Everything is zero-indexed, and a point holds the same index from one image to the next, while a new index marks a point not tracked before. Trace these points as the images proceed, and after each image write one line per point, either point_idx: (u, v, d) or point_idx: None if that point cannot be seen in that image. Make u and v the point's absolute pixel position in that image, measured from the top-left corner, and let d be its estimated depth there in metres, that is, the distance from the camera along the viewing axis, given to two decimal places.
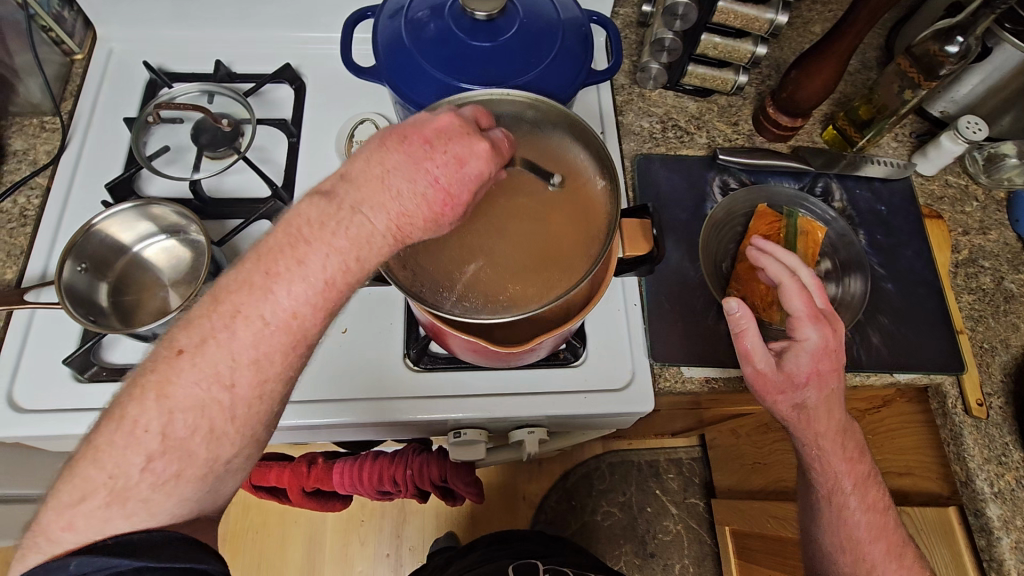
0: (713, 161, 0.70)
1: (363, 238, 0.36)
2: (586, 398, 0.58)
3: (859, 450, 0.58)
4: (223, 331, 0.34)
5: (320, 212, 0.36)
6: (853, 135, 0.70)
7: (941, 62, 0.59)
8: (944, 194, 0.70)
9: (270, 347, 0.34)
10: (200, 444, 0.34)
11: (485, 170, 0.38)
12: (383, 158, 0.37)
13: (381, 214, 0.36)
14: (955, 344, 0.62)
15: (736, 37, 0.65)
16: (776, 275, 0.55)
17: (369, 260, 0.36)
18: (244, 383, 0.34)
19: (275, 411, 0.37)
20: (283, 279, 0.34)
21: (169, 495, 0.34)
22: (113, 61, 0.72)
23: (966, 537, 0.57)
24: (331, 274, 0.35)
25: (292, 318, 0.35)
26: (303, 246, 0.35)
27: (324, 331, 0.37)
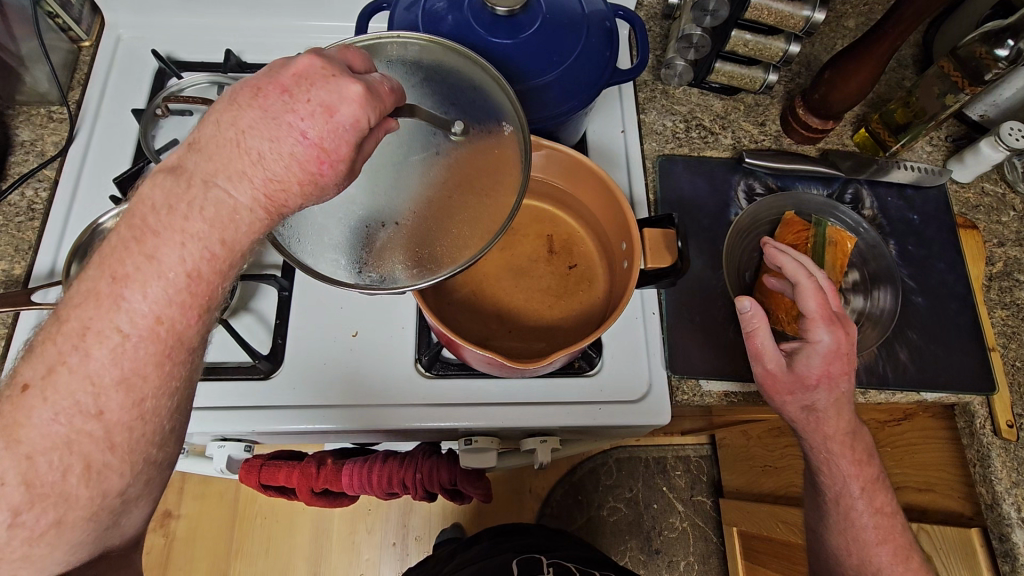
0: (738, 164, 0.67)
1: (224, 216, 0.32)
2: (601, 410, 0.57)
3: (867, 451, 0.56)
4: (72, 355, 0.30)
5: (165, 194, 0.32)
6: (886, 139, 0.66)
7: (988, 66, 0.56)
8: (980, 204, 0.67)
9: (136, 360, 0.31)
10: (75, 484, 0.30)
11: (361, 116, 0.34)
12: (237, 119, 0.32)
13: (244, 186, 0.33)
14: (985, 363, 0.60)
15: (769, 35, 0.61)
16: (793, 273, 0.53)
17: (237, 241, 0.33)
18: (114, 409, 0.31)
19: (169, 429, 0.34)
20: (135, 281, 0.31)
21: (54, 545, 0.31)
22: (121, 49, 0.70)
23: (989, 560, 0.56)
24: (193, 264, 0.32)
25: (158, 324, 0.31)
26: (152, 238, 0.31)
27: (203, 330, 0.34)
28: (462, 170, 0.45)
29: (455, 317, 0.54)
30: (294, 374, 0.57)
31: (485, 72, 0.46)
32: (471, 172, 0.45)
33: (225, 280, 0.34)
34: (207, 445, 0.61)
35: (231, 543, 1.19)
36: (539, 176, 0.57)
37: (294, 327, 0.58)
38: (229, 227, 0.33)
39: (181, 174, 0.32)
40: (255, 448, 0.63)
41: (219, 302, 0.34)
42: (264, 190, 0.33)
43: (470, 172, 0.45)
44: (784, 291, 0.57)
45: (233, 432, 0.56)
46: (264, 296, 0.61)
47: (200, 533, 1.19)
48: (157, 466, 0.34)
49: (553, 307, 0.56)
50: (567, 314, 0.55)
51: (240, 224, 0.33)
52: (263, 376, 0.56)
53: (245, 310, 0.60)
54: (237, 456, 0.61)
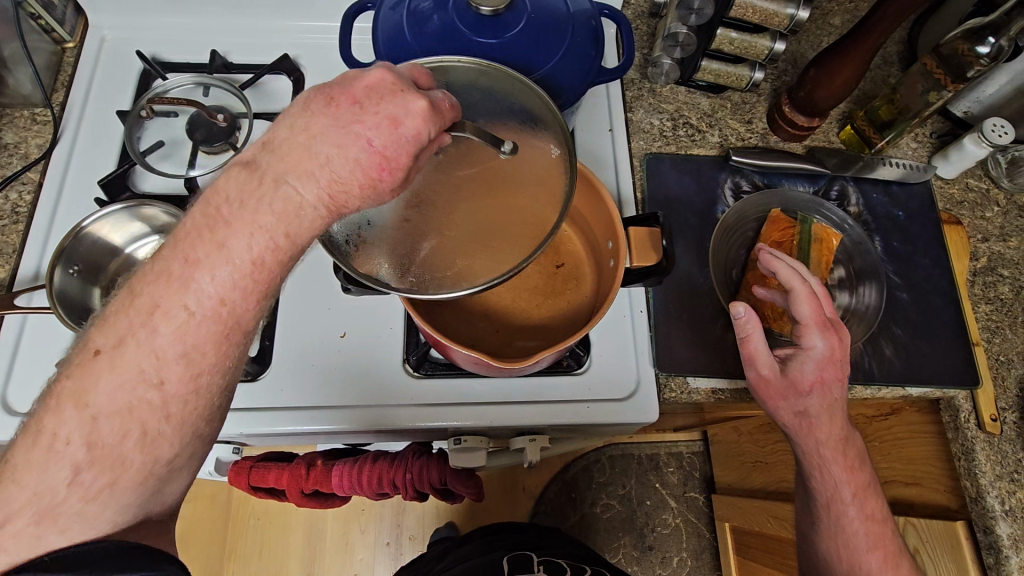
0: (725, 162, 0.67)
1: (291, 211, 0.33)
2: (589, 408, 0.57)
3: (859, 458, 0.57)
4: (141, 328, 0.31)
5: (238, 187, 0.33)
6: (872, 136, 0.67)
7: (970, 63, 0.56)
8: (964, 199, 0.68)
9: (197, 338, 0.32)
10: (131, 448, 0.32)
11: (422, 128, 0.34)
12: (310, 125, 0.33)
13: (310, 185, 0.33)
14: (969, 358, 0.60)
15: (753, 33, 0.62)
16: (787, 280, 0.53)
17: (299, 235, 0.33)
18: (174, 379, 0.32)
19: (218, 404, 0.35)
20: (204, 265, 0.32)
21: (106, 506, 0.32)
22: (105, 49, 0.70)
23: (974, 552, 0.56)
24: (259, 253, 0.32)
25: (220, 306, 0.32)
26: (223, 228, 0.32)
27: (260, 320, 0.34)
28: (507, 189, 0.47)
29: (442, 318, 0.54)
30: (281, 375, 0.57)
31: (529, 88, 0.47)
32: (490, 176, 0.47)
33: (284, 274, 0.34)
34: None
35: (226, 545, 1.19)
36: None
37: (281, 328, 0.58)
38: (292, 219, 0.33)
39: (256, 172, 0.33)
40: (244, 449, 0.62)
41: (277, 291, 0.35)
42: (329, 190, 0.34)
43: (488, 175, 0.47)
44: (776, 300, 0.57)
45: (223, 433, 0.56)
46: None
47: (194, 534, 1.18)
48: (203, 442, 0.35)
49: (540, 307, 0.56)
50: (554, 314, 0.55)
51: (304, 219, 0.33)
52: (251, 378, 0.56)
53: None
54: (226, 458, 0.61)
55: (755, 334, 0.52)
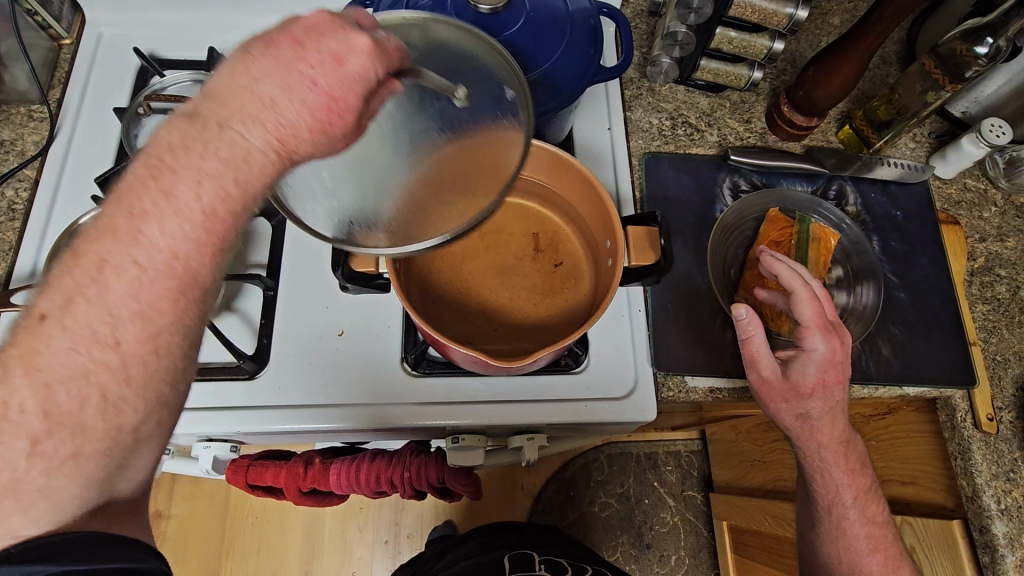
0: (723, 161, 0.67)
1: (238, 158, 0.30)
2: (587, 407, 0.57)
3: (859, 462, 0.58)
4: (91, 287, 0.28)
5: (182, 136, 0.29)
6: (870, 136, 0.67)
7: (968, 63, 0.56)
8: (962, 199, 0.68)
9: (155, 293, 0.29)
10: (92, 414, 0.28)
11: (369, 69, 0.31)
12: (248, 66, 0.30)
13: (257, 130, 0.30)
14: (967, 357, 0.60)
15: (752, 32, 0.62)
16: (789, 282, 0.53)
17: (251, 183, 0.30)
18: (130, 341, 0.28)
19: (184, 366, 0.31)
20: (151, 217, 0.28)
21: (71, 479, 0.28)
22: (102, 46, 0.70)
23: (970, 552, 0.56)
24: (209, 202, 0.29)
25: (172, 259, 0.29)
26: (168, 175, 0.29)
27: (218, 271, 0.31)
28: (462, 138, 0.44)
29: (439, 317, 0.54)
30: (279, 373, 0.56)
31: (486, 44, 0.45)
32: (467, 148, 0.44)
33: (239, 226, 0.31)
34: (193, 445, 0.60)
35: (224, 544, 1.19)
36: (536, 178, 0.57)
37: (279, 326, 0.58)
38: (241, 167, 0.30)
39: (198, 119, 0.29)
40: (241, 448, 0.62)
41: (234, 245, 0.31)
42: (276, 134, 0.30)
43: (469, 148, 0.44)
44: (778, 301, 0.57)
45: (221, 432, 0.56)
46: (248, 296, 0.60)
47: (192, 532, 1.18)
48: (172, 410, 0.32)
49: (537, 306, 0.55)
50: (552, 313, 0.55)
51: (255, 166, 0.30)
52: (248, 377, 0.56)
53: (231, 310, 0.60)
54: (223, 457, 0.61)
55: (756, 336, 0.52)
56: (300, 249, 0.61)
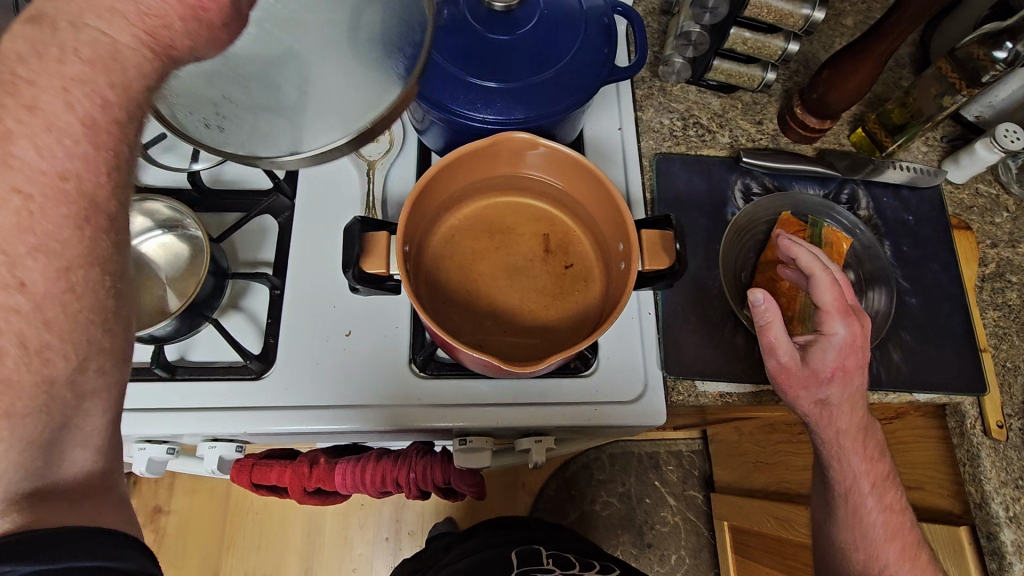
0: (735, 163, 0.67)
1: (104, 55, 0.27)
2: (596, 411, 0.56)
3: (879, 449, 0.58)
4: None
5: (29, 43, 0.26)
6: (883, 139, 0.66)
7: (985, 67, 0.56)
8: (974, 205, 0.68)
9: (51, 223, 0.26)
10: (11, 366, 0.25)
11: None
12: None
13: (119, 23, 0.27)
14: (978, 364, 0.60)
15: (767, 33, 0.61)
16: (809, 267, 0.54)
17: (128, 84, 0.28)
18: (36, 281, 0.25)
19: (115, 306, 0.29)
20: (20, 136, 0.25)
21: (7, 442, 0.25)
22: None
23: (978, 558, 0.56)
24: (86, 111, 0.26)
25: (61, 181, 0.26)
26: (25, 87, 0.25)
27: (122, 195, 0.29)
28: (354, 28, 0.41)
29: (447, 317, 0.53)
30: (283, 372, 0.56)
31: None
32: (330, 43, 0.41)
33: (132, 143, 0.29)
34: (198, 445, 0.59)
35: (223, 539, 1.18)
36: (548, 179, 0.56)
37: (286, 325, 0.58)
38: (111, 67, 0.27)
39: (43, 21, 0.26)
40: (246, 448, 0.61)
41: (130, 162, 0.29)
42: (142, 26, 0.28)
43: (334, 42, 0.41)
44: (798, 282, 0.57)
45: (226, 432, 0.55)
46: (255, 295, 0.60)
47: (192, 529, 1.18)
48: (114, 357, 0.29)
49: (548, 307, 0.55)
50: (562, 316, 0.55)
51: (126, 63, 0.27)
52: (253, 376, 0.55)
53: (236, 308, 0.59)
54: (228, 457, 0.60)
55: (774, 322, 0.51)
56: (307, 245, 0.60)
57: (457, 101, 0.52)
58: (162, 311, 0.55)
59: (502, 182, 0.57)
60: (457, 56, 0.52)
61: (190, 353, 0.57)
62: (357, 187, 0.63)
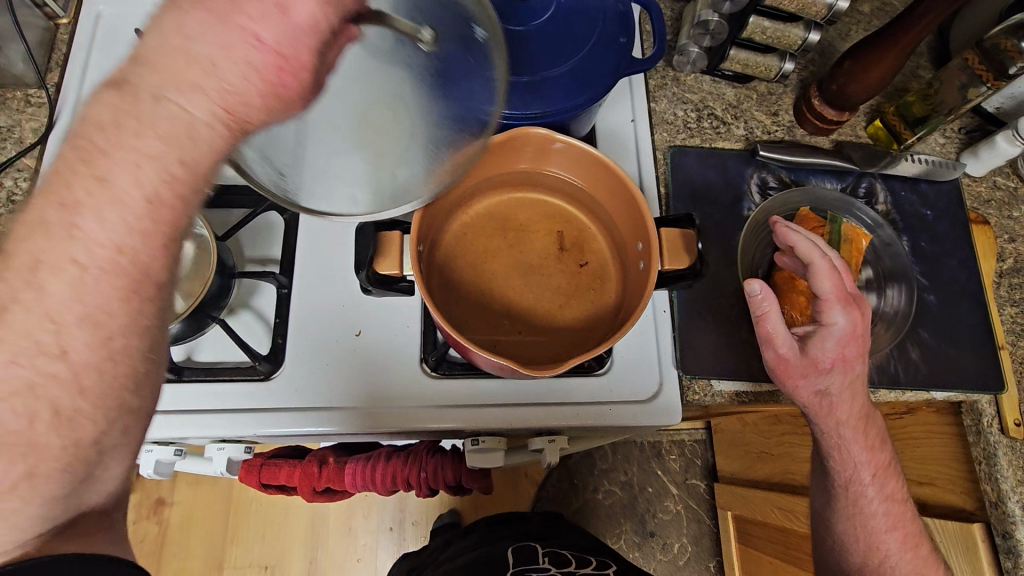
0: (751, 156, 0.65)
1: (181, 133, 0.26)
2: (610, 410, 0.56)
3: (880, 439, 0.56)
4: (25, 291, 0.24)
5: (112, 110, 0.25)
6: (902, 131, 0.65)
7: (1012, 59, 0.54)
8: (992, 198, 0.66)
9: (99, 296, 0.25)
10: (44, 432, 0.25)
11: (320, 16, 0.27)
12: (180, 23, 0.26)
13: (199, 101, 0.26)
14: (995, 363, 0.59)
15: (787, 22, 0.59)
16: (806, 253, 0.52)
17: (197, 162, 0.27)
18: (80, 348, 0.25)
19: (150, 374, 0.28)
20: (88, 208, 0.25)
21: (26, 499, 0.26)
22: (101, 26, 0.66)
23: (990, 554, 0.57)
24: (153, 189, 0.26)
25: (118, 255, 0.26)
26: (101, 158, 0.25)
27: (173, 268, 0.28)
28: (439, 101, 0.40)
29: (462, 320, 0.52)
30: (294, 374, 0.55)
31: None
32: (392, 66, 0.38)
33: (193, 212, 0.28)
34: (206, 446, 0.58)
35: (227, 530, 1.18)
36: (565, 174, 0.54)
37: (294, 324, 0.56)
38: (183, 143, 0.26)
39: (126, 88, 0.25)
40: (255, 448, 0.61)
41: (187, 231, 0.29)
42: (221, 103, 0.27)
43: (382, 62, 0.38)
44: (794, 270, 0.56)
45: (234, 434, 0.55)
46: (263, 294, 0.58)
47: (197, 518, 1.18)
48: (137, 413, 0.29)
49: (563, 307, 0.54)
50: (578, 315, 0.53)
51: (200, 140, 0.27)
52: (262, 378, 0.54)
53: (244, 307, 0.58)
54: (237, 457, 0.59)
55: (772, 310, 0.50)
56: (315, 243, 0.59)
57: None
58: None
59: (518, 177, 0.55)
60: None
61: (197, 353, 0.56)
62: None
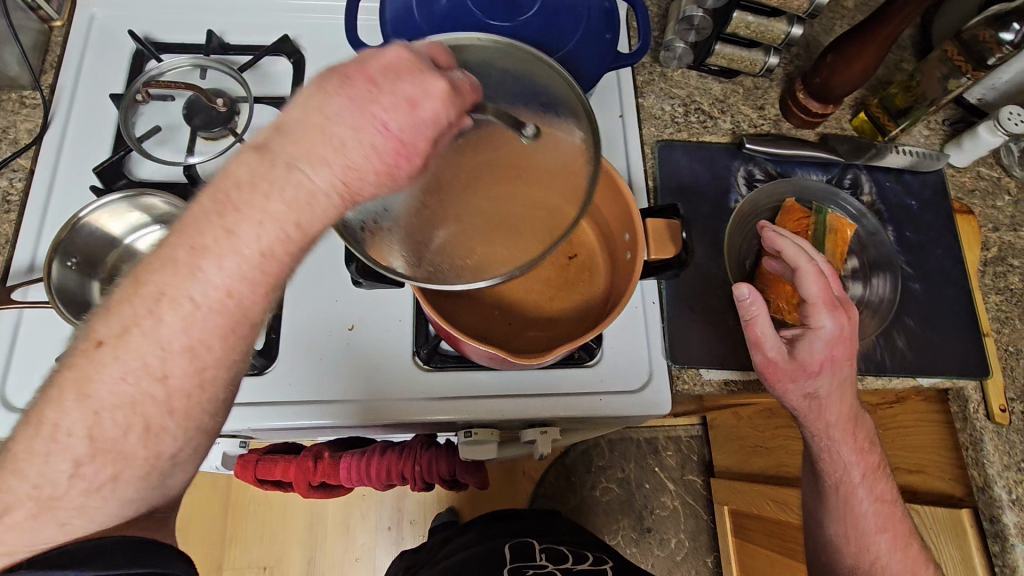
0: (738, 150, 0.66)
1: (303, 200, 0.30)
2: (601, 401, 0.56)
3: (869, 440, 0.57)
4: (146, 319, 0.30)
5: (251, 171, 0.30)
6: (886, 123, 0.66)
7: (991, 49, 0.56)
8: (976, 188, 0.67)
9: (204, 332, 0.31)
10: (134, 443, 0.31)
11: (441, 112, 0.32)
12: (322, 104, 0.30)
13: (323, 171, 0.30)
14: (980, 349, 0.60)
15: (770, 17, 0.60)
16: (793, 258, 0.53)
17: (311, 226, 0.31)
18: (178, 373, 0.31)
19: (225, 398, 0.34)
20: (212, 254, 0.30)
21: (107, 499, 0.32)
22: (95, 28, 0.67)
23: (978, 539, 0.57)
24: (268, 244, 0.31)
25: (227, 298, 0.31)
26: (233, 213, 0.30)
27: (268, 310, 0.33)
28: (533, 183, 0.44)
29: (454, 309, 0.52)
30: (289, 369, 0.55)
31: (558, 74, 0.46)
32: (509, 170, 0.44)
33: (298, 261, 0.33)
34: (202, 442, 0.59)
35: (226, 532, 1.18)
36: None
37: (286, 320, 0.57)
38: (305, 210, 0.31)
39: (265, 152, 0.30)
40: (251, 443, 0.61)
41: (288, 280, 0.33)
42: (342, 177, 0.31)
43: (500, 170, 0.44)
44: (782, 274, 0.57)
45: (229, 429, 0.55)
46: None
47: (195, 521, 1.18)
48: (210, 432, 0.34)
49: (553, 299, 0.55)
50: (566, 307, 0.54)
51: (316, 209, 0.31)
52: (257, 372, 0.55)
53: None
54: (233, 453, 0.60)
55: (760, 315, 0.51)
56: None
57: None
58: None
59: None
60: None
61: None
62: None
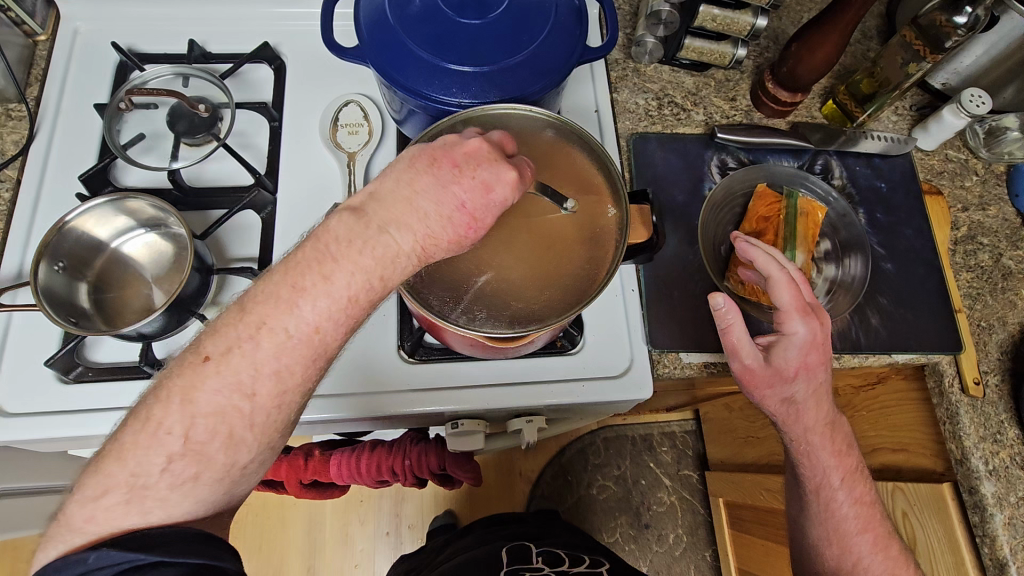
0: (711, 140, 0.68)
1: (388, 259, 0.37)
2: (583, 387, 0.57)
3: (847, 443, 0.58)
4: (247, 341, 0.36)
5: (349, 230, 0.37)
6: (854, 110, 0.68)
7: (947, 34, 0.57)
8: (944, 169, 0.69)
9: (292, 358, 0.37)
10: (219, 449, 0.36)
11: (510, 196, 0.39)
12: (414, 181, 0.38)
13: (408, 235, 0.38)
14: (952, 324, 0.61)
15: (736, 9, 0.62)
16: (764, 266, 0.53)
17: (392, 279, 0.38)
18: (264, 392, 0.36)
19: (293, 420, 0.39)
20: (310, 294, 0.36)
21: (186, 495, 0.36)
22: (78, 42, 0.69)
23: (960, 514, 0.58)
24: (355, 291, 0.37)
25: (315, 333, 0.37)
26: (330, 263, 0.37)
27: (343, 344, 0.39)
28: (558, 241, 0.47)
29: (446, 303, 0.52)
30: None
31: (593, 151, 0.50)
32: (554, 231, 0.47)
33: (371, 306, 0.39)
34: None
35: None
36: None
37: None
38: (391, 266, 0.38)
39: (361, 215, 0.38)
40: None
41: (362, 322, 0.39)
42: (424, 243, 0.38)
43: (544, 231, 0.47)
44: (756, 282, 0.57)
45: None
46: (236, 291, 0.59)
47: None
48: (274, 450, 0.39)
49: None
50: None
51: (397, 267, 0.38)
52: None
53: (215, 303, 0.58)
54: None
55: (735, 323, 0.51)
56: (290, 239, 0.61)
57: (432, 87, 0.53)
58: (150, 308, 0.56)
59: None
60: (430, 43, 0.53)
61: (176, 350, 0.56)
62: (339, 177, 0.64)
